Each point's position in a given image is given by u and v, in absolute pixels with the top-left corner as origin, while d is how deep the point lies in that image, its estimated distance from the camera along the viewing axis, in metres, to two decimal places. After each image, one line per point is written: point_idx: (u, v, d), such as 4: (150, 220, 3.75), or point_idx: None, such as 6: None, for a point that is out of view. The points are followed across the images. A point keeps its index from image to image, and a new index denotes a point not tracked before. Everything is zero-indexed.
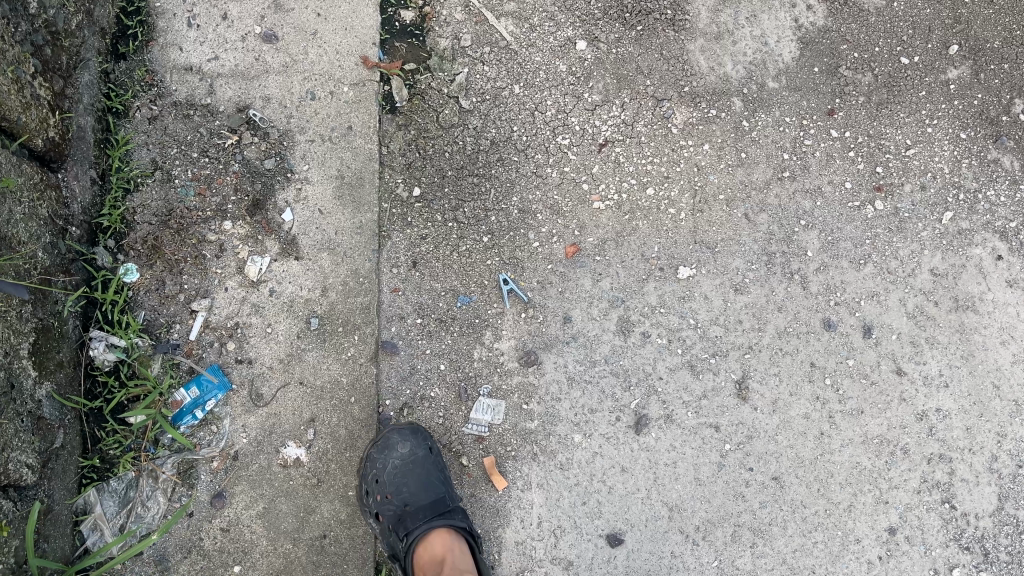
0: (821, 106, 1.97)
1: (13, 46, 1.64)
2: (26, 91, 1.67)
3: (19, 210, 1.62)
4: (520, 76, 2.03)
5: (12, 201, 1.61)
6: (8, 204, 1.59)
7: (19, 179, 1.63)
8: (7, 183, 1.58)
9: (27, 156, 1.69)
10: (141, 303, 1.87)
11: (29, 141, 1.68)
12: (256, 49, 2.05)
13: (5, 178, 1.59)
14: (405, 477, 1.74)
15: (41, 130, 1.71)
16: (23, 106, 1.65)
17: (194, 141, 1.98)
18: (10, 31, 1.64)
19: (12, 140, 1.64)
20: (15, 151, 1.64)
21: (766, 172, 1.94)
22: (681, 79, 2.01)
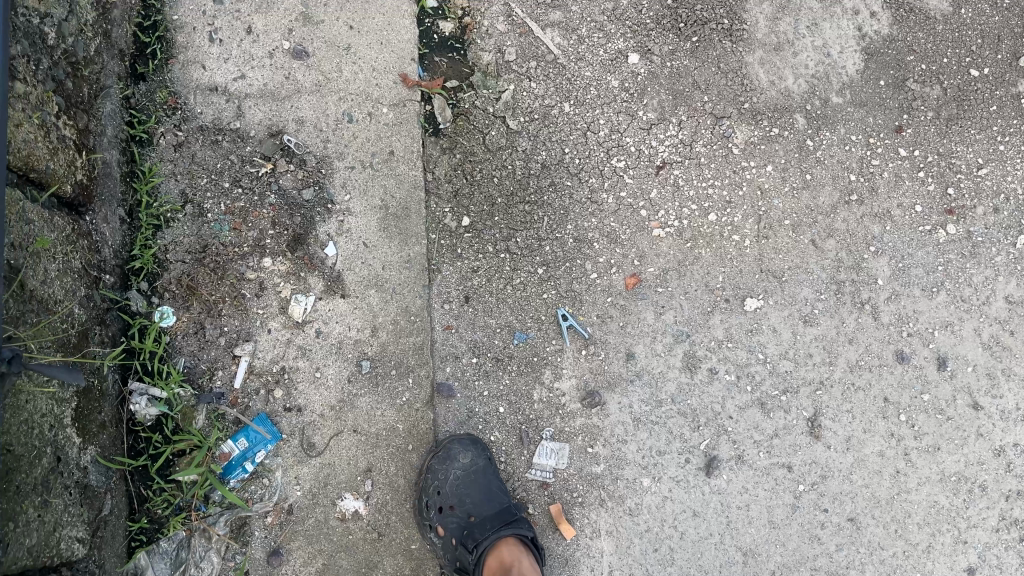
0: (888, 123, 1.87)
1: (37, 86, 1.49)
2: (53, 135, 1.53)
3: (54, 268, 1.50)
4: (569, 93, 1.90)
5: (47, 260, 1.48)
6: (43, 264, 1.47)
7: (52, 235, 1.51)
8: (42, 243, 1.46)
9: (56, 205, 1.57)
10: (180, 350, 1.76)
11: (58, 188, 1.54)
12: (286, 67, 1.89)
13: (40, 238, 1.46)
14: (468, 487, 1.69)
15: (69, 175, 1.58)
16: (51, 153, 1.51)
17: (224, 170, 1.83)
18: (31, 70, 1.49)
19: (42, 192, 1.51)
20: (45, 203, 1.51)
21: (833, 196, 1.85)
22: (740, 94, 1.89)
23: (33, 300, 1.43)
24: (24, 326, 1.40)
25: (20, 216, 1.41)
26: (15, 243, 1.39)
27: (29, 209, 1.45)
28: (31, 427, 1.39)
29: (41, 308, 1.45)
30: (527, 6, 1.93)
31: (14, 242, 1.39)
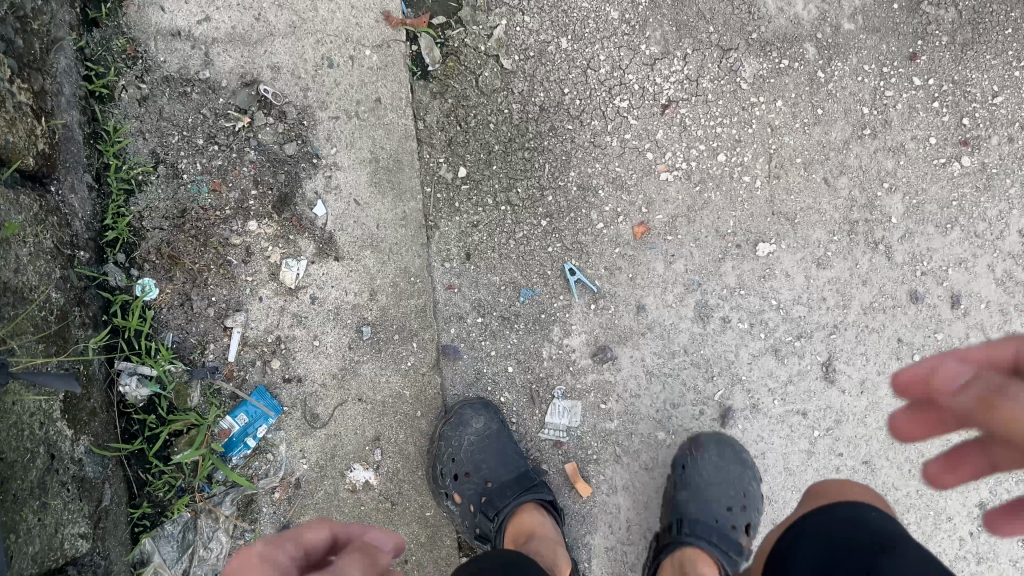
0: (902, 50, 1.75)
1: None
2: (9, 103, 1.37)
3: (26, 252, 1.38)
4: (566, 27, 1.75)
5: (18, 244, 1.36)
6: (14, 250, 1.34)
7: (20, 217, 1.37)
8: (11, 229, 1.32)
9: (19, 180, 1.42)
10: (167, 324, 1.66)
11: (20, 163, 1.40)
12: (256, 6, 1.69)
13: (9, 223, 1.33)
14: (484, 452, 1.68)
15: (30, 146, 1.43)
16: (9, 124, 1.36)
17: (197, 125, 1.68)
18: None
19: (5, 168, 1.37)
20: (8, 180, 1.37)
21: (845, 131, 1.76)
22: (749, 23, 1.74)
23: (8, 292, 1.31)
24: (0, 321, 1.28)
25: None
26: None
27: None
28: (22, 429, 1.29)
29: (17, 299, 1.33)
30: None
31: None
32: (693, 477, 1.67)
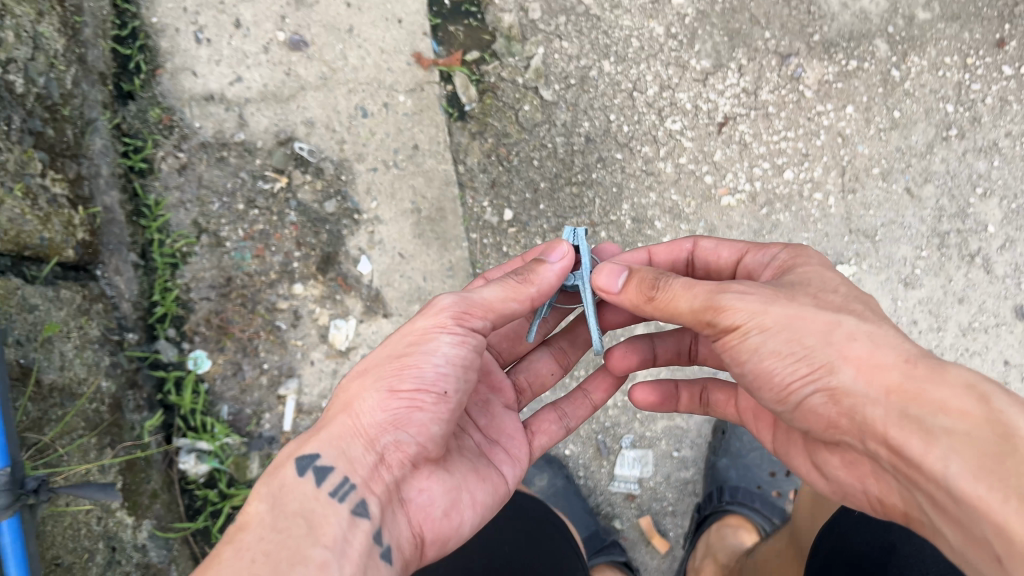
0: (987, 37, 1.63)
1: (13, 147, 1.33)
2: (43, 199, 1.38)
3: (72, 348, 1.37)
4: (607, 49, 1.66)
5: (61, 341, 1.34)
6: (56, 349, 1.33)
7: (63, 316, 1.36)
8: (50, 328, 1.31)
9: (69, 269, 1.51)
10: (223, 396, 1.64)
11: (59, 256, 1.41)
12: (285, 61, 1.70)
13: (47, 322, 1.32)
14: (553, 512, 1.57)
15: (70, 237, 1.44)
16: (44, 220, 1.37)
17: (237, 189, 1.67)
18: None
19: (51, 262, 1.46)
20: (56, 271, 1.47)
21: (927, 133, 1.62)
22: (808, 24, 1.63)
23: (54, 393, 1.30)
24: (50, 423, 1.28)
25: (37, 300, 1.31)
26: (22, 337, 1.26)
27: (32, 292, 1.31)
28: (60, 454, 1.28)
29: (64, 397, 1.32)
30: None
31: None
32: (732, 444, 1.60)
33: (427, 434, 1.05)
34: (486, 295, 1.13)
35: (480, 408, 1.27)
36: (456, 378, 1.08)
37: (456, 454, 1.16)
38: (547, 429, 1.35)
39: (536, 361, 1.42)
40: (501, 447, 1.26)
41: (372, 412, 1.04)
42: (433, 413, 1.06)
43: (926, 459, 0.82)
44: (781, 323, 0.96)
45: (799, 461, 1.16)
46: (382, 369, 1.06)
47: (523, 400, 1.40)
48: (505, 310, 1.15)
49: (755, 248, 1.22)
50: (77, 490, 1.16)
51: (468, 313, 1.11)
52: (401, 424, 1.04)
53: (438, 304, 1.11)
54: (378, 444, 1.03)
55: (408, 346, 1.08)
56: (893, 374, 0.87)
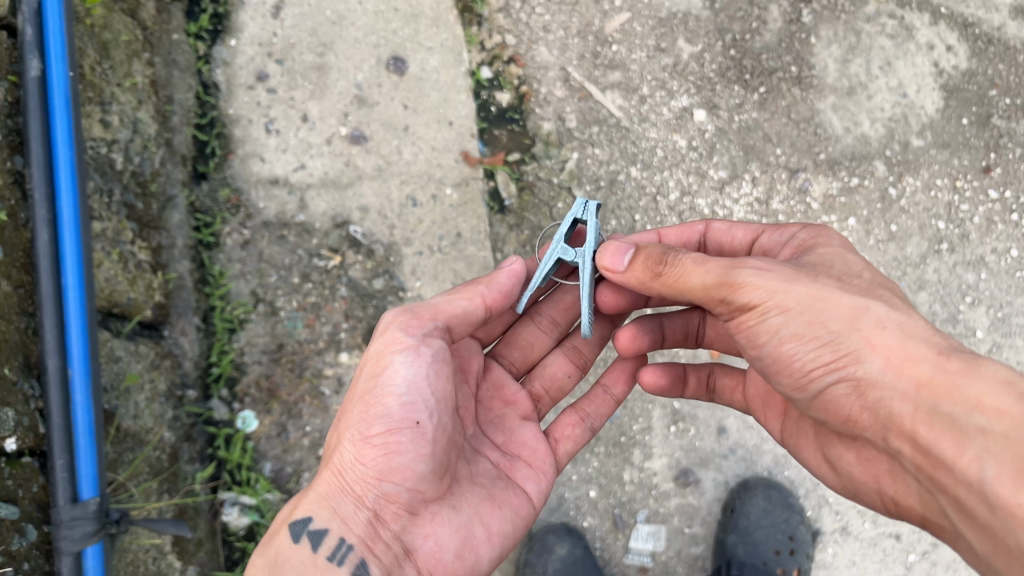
0: (975, 163, 1.83)
1: (113, 216, 1.61)
2: (133, 263, 1.63)
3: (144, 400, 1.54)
4: (634, 157, 1.85)
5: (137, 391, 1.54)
6: (132, 398, 1.51)
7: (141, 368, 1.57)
8: (131, 378, 1.50)
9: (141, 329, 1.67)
10: (266, 454, 1.76)
11: (141, 315, 1.64)
12: (345, 152, 1.87)
13: (129, 373, 1.54)
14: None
15: (150, 298, 1.65)
16: (132, 281, 1.62)
17: (293, 265, 1.82)
18: (105, 201, 1.61)
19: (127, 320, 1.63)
20: (130, 331, 1.64)
21: (921, 246, 1.79)
22: (815, 144, 1.83)
23: (127, 437, 1.51)
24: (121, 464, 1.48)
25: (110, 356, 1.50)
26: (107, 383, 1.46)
27: (117, 345, 1.51)
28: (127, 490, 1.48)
29: (134, 442, 1.53)
30: (584, 68, 1.89)
31: (33, 361, 1.21)
32: (741, 521, 1.69)
33: (412, 474, 1.14)
34: (435, 302, 1.27)
35: (498, 426, 1.38)
36: (425, 403, 1.16)
37: (463, 483, 1.25)
38: (570, 435, 1.44)
39: (550, 366, 1.49)
40: (523, 461, 1.36)
41: (355, 466, 1.15)
42: (412, 448, 1.14)
43: (959, 459, 0.96)
44: (802, 303, 1.09)
45: (811, 451, 1.33)
46: (360, 415, 1.17)
47: (541, 406, 1.48)
48: (454, 311, 1.27)
49: (773, 230, 1.39)
50: (149, 526, 1.29)
51: (413, 322, 1.22)
52: (385, 472, 1.14)
53: (390, 332, 1.22)
54: (367, 500, 1.15)
55: (370, 390, 1.18)
56: (920, 368, 1.01)
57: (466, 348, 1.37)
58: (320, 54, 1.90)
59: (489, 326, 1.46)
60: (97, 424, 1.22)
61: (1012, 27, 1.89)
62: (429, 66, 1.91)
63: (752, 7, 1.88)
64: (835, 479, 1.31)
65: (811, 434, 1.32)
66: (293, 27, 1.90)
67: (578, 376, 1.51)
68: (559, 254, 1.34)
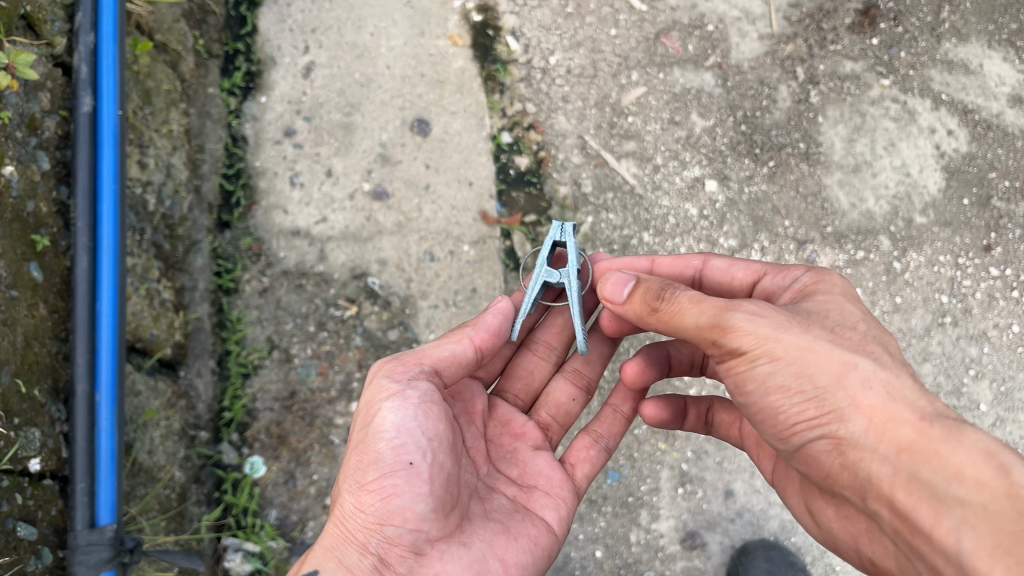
0: (976, 242, 1.90)
1: (142, 254, 1.67)
2: (156, 301, 1.68)
3: (158, 436, 1.63)
4: (647, 223, 1.90)
5: (152, 427, 1.63)
6: (149, 433, 1.61)
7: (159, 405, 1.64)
8: (150, 413, 1.61)
9: (158, 369, 1.70)
10: (272, 500, 1.75)
11: (161, 352, 1.67)
12: (367, 208, 1.92)
13: (147, 408, 1.62)
14: None
15: (171, 336, 1.69)
16: (155, 318, 1.66)
17: (310, 313, 1.85)
18: (136, 240, 1.66)
19: (147, 357, 1.67)
20: (148, 369, 1.67)
21: (925, 318, 1.84)
22: (822, 217, 1.90)
23: (140, 472, 1.58)
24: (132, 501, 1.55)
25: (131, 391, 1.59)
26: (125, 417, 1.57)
27: (138, 380, 1.63)
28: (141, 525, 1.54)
29: (145, 479, 1.59)
30: (600, 137, 1.97)
31: (61, 386, 1.25)
32: None
33: (412, 514, 1.13)
34: (424, 348, 1.30)
35: (510, 461, 1.39)
36: (415, 444, 1.16)
37: (475, 520, 1.24)
38: (586, 458, 1.45)
39: (553, 393, 1.50)
40: (540, 491, 1.36)
41: (356, 515, 1.16)
42: (408, 489, 1.13)
43: (937, 528, 0.97)
44: (791, 354, 1.10)
45: (794, 500, 1.35)
46: (357, 462, 1.18)
47: (551, 434, 1.47)
48: (443, 354, 1.29)
49: (774, 270, 1.39)
50: (165, 556, 1.30)
51: (399, 368, 1.25)
52: (386, 517, 1.13)
53: (378, 382, 1.25)
54: (370, 547, 1.13)
55: (363, 438, 1.19)
56: (904, 432, 1.02)
57: (468, 391, 1.39)
58: (347, 113, 1.97)
59: (488, 364, 1.49)
60: (119, 450, 1.25)
61: (1009, 115, 1.98)
62: (452, 129, 1.98)
63: (762, 87, 1.97)
64: (816, 529, 1.34)
65: (795, 484, 1.34)
66: (323, 87, 1.98)
67: (583, 398, 1.51)
68: (544, 278, 1.44)
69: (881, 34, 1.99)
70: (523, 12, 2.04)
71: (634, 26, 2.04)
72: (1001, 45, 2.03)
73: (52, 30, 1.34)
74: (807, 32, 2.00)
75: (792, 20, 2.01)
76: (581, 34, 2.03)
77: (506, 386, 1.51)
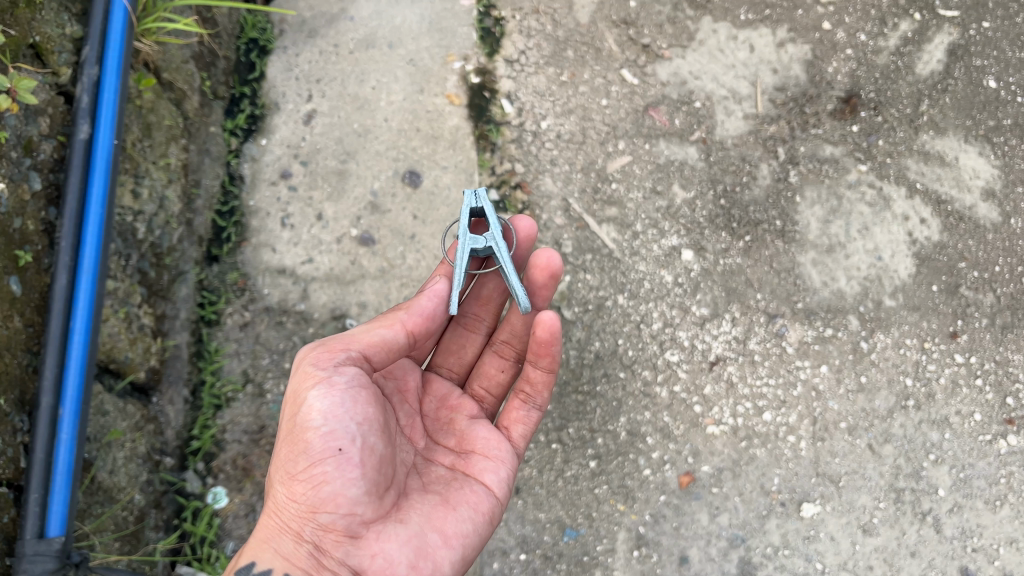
0: (943, 328, 1.94)
1: (125, 279, 1.73)
2: (135, 325, 1.72)
3: (121, 457, 1.66)
4: (623, 286, 1.95)
5: (116, 448, 1.66)
6: (111, 453, 1.64)
7: (126, 427, 1.68)
8: (115, 433, 1.65)
9: (130, 392, 1.74)
10: (231, 532, 1.77)
11: (134, 376, 1.72)
12: (352, 252, 1.98)
13: (113, 428, 1.66)
14: None
15: (146, 362, 1.74)
16: (131, 342, 1.71)
17: (287, 350, 1.89)
18: (121, 265, 1.72)
19: (120, 379, 1.71)
20: (120, 391, 1.71)
21: (889, 400, 1.89)
22: (793, 293, 1.94)
23: (99, 491, 1.60)
24: (88, 518, 1.57)
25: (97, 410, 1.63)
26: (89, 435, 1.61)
27: (106, 401, 1.67)
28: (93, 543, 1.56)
29: (104, 498, 1.61)
30: (584, 201, 2.02)
31: (28, 398, 1.31)
32: None
33: (345, 498, 1.25)
34: (353, 333, 1.37)
35: (447, 432, 1.52)
36: (344, 428, 1.24)
37: (412, 496, 1.37)
38: (519, 418, 1.61)
39: (484, 367, 1.66)
40: (478, 455, 1.48)
41: (289, 504, 1.28)
42: (338, 476, 1.23)
43: None
44: None
45: None
46: (289, 447, 1.28)
47: (485, 405, 1.65)
48: (373, 340, 1.37)
49: None
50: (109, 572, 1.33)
51: (326, 357, 1.30)
52: (318, 505, 1.25)
53: (304, 370, 1.31)
54: (306, 534, 1.28)
55: (292, 428, 1.28)
56: None
57: (399, 369, 1.51)
58: (343, 161, 2.04)
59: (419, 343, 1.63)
60: (76, 463, 1.28)
61: (982, 208, 2.03)
62: (441, 182, 2.05)
63: (744, 163, 2.04)
64: None
65: None
66: (322, 134, 2.06)
67: (514, 368, 1.67)
68: (471, 245, 1.53)
69: (860, 122, 2.07)
70: (520, 78, 2.13)
71: (625, 98, 2.12)
72: (977, 140, 2.09)
73: (59, 61, 1.44)
74: (790, 115, 2.08)
75: (777, 102, 2.10)
76: (573, 102, 2.11)
77: (440, 361, 1.66)
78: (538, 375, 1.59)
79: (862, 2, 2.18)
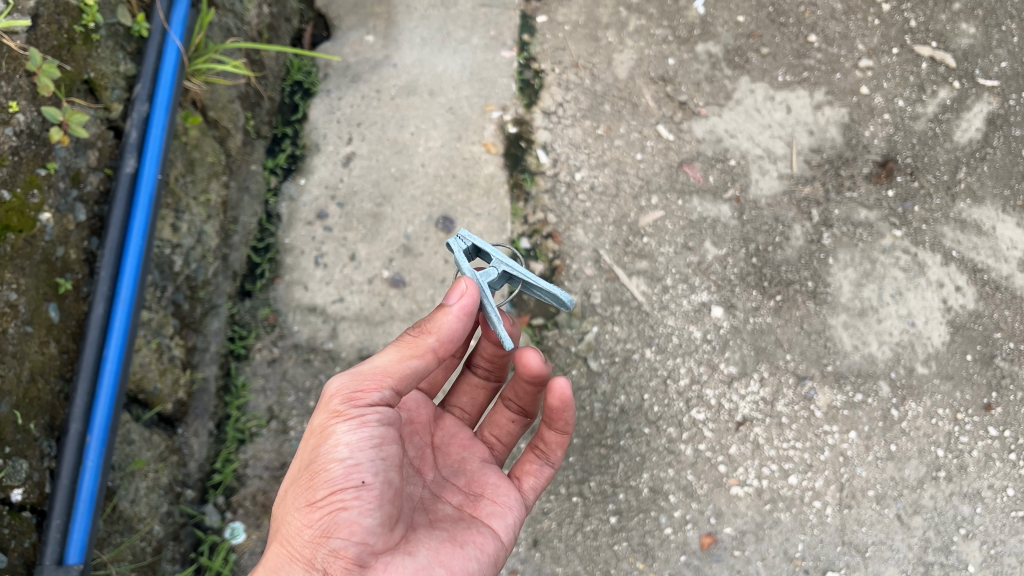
0: (976, 399, 1.91)
1: (159, 310, 1.75)
2: (166, 355, 1.74)
3: (144, 487, 1.67)
4: (650, 339, 1.94)
5: (139, 477, 1.67)
6: (134, 483, 1.66)
7: (150, 457, 1.70)
8: (138, 463, 1.66)
9: (156, 422, 1.75)
10: (246, 568, 1.76)
11: (162, 406, 1.73)
12: (383, 293, 1.99)
13: (137, 457, 1.67)
14: None
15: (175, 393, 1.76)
16: (161, 372, 1.73)
17: (312, 388, 1.90)
18: (156, 296, 1.75)
19: (147, 409, 1.73)
20: (147, 421, 1.72)
21: (919, 469, 1.85)
22: (823, 355, 1.92)
23: (120, 520, 1.62)
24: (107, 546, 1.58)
25: (123, 438, 1.65)
26: (113, 463, 1.62)
27: (133, 430, 1.68)
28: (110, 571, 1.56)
29: (124, 527, 1.62)
30: (614, 253, 2.02)
31: (57, 424, 1.33)
32: None
33: (359, 528, 1.21)
34: (384, 361, 1.33)
35: (456, 471, 1.52)
36: (369, 464, 1.24)
37: (420, 531, 1.35)
38: (532, 471, 1.61)
39: (494, 414, 1.68)
40: (487, 499, 1.48)
41: (302, 531, 1.23)
42: (357, 503, 1.21)
43: None
44: None
45: None
46: (311, 473, 1.25)
47: (495, 452, 1.65)
48: (404, 370, 1.33)
49: None
50: None
51: (357, 394, 1.29)
52: (331, 529, 1.21)
53: (332, 399, 1.29)
54: (317, 561, 1.21)
55: (315, 459, 1.26)
56: None
57: (413, 403, 1.52)
58: (378, 204, 2.07)
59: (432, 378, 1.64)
60: (99, 491, 1.30)
61: (1019, 278, 2.01)
62: (475, 228, 2.05)
63: (776, 224, 2.04)
64: None
65: None
66: (359, 176, 2.09)
67: (524, 422, 1.68)
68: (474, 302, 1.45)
69: (896, 186, 2.07)
70: (556, 129, 2.16)
71: (659, 153, 2.13)
72: (1015, 210, 2.07)
73: (111, 97, 1.49)
74: (825, 177, 2.08)
75: (812, 163, 2.10)
76: (608, 155, 2.13)
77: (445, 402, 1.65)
78: (553, 436, 1.58)
79: (901, 68, 2.19)
